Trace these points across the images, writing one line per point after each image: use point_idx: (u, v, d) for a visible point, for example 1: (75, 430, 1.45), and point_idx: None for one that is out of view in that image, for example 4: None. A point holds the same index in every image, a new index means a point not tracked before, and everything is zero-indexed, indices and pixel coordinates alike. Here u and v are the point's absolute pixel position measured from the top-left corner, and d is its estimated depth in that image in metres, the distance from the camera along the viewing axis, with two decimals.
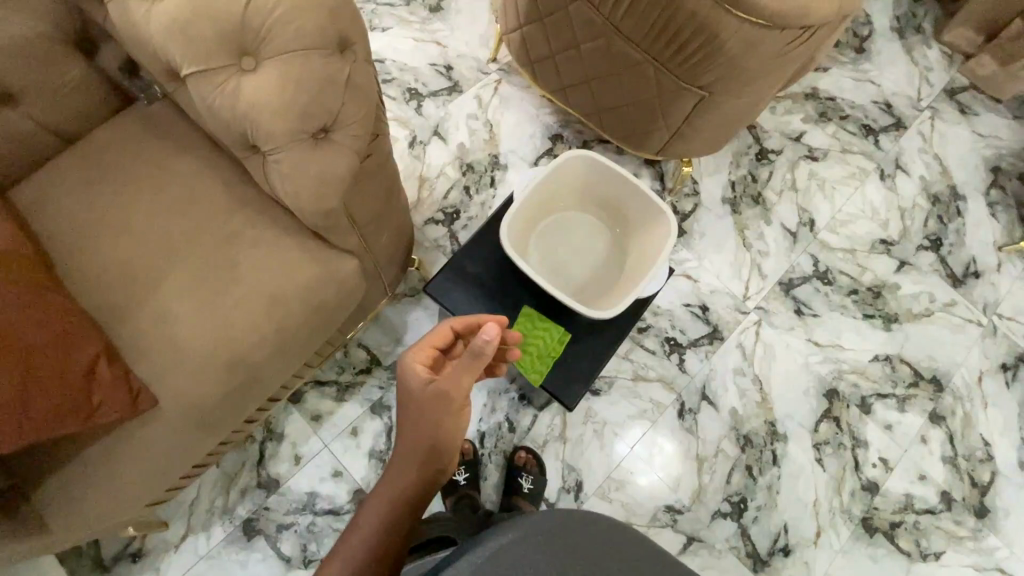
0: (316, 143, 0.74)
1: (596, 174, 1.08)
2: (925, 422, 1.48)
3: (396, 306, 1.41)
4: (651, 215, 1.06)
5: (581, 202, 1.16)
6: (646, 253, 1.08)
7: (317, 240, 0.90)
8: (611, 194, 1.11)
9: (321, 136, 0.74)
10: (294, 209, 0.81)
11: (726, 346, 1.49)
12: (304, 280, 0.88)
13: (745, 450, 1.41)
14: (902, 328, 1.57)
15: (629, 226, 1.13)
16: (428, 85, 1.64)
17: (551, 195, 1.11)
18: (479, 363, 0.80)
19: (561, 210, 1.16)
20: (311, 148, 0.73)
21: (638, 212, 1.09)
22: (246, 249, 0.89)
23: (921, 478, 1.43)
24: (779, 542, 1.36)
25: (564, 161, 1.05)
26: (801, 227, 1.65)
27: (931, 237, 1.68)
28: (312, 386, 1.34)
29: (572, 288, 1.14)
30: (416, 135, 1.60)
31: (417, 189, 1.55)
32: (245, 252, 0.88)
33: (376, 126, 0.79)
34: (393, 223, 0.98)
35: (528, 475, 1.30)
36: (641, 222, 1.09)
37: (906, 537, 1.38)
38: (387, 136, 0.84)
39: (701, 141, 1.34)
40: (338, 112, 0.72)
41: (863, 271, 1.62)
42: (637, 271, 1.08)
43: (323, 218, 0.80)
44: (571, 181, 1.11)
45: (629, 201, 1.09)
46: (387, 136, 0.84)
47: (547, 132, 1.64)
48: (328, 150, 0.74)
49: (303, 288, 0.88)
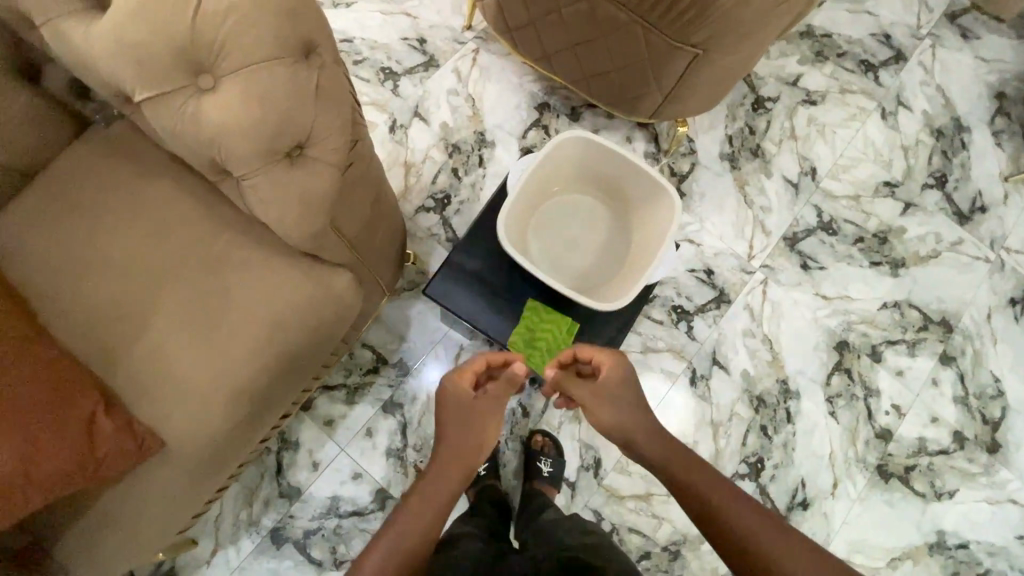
0: (292, 164, 0.68)
1: (593, 155, 1.03)
2: (936, 365, 1.49)
3: (396, 303, 1.38)
4: (653, 195, 1.02)
5: (578, 185, 1.10)
6: (650, 236, 1.03)
7: (307, 257, 0.85)
8: (610, 174, 1.05)
9: (296, 156, 0.68)
10: (278, 231, 0.76)
11: (733, 308, 1.47)
12: (298, 300, 0.84)
13: (759, 411, 1.41)
14: (909, 273, 1.55)
15: (631, 207, 1.08)
16: (402, 63, 1.55)
17: (546, 180, 1.05)
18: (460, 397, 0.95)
19: (557, 194, 1.10)
20: (287, 168, 0.68)
21: (638, 191, 1.04)
22: (235, 274, 0.84)
23: (933, 421, 1.45)
24: (798, 497, 1.37)
25: (558, 143, 1.00)
26: (803, 176, 1.60)
27: (935, 174, 1.64)
28: (321, 392, 1.32)
29: (575, 277, 1.09)
30: (396, 119, 1.51)
31: (403, 176, 1.48)
32: (232, 277, 0.84)
33: (356, 135, 0.74)
34: (383, 229, 0.94)
35: (546, 458, 1.30)
36: (642, 202, 1.04)
37: (921, 479, 1.41)
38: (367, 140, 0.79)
39: (696, 101, 1.27)
40: (310, 128, 0.66)
41: (868, 218, 1.58)
42: (640, 256, 1.04)
43: (310, 239, 0.76)
44: (567, 163, 1.05)
45: (627, 180, 1.04)
46: (366, 143, 0.78)
47: (533, 101, 1.56)
48: (307, 172, 0.69)
49: (297, 310, 0.84)
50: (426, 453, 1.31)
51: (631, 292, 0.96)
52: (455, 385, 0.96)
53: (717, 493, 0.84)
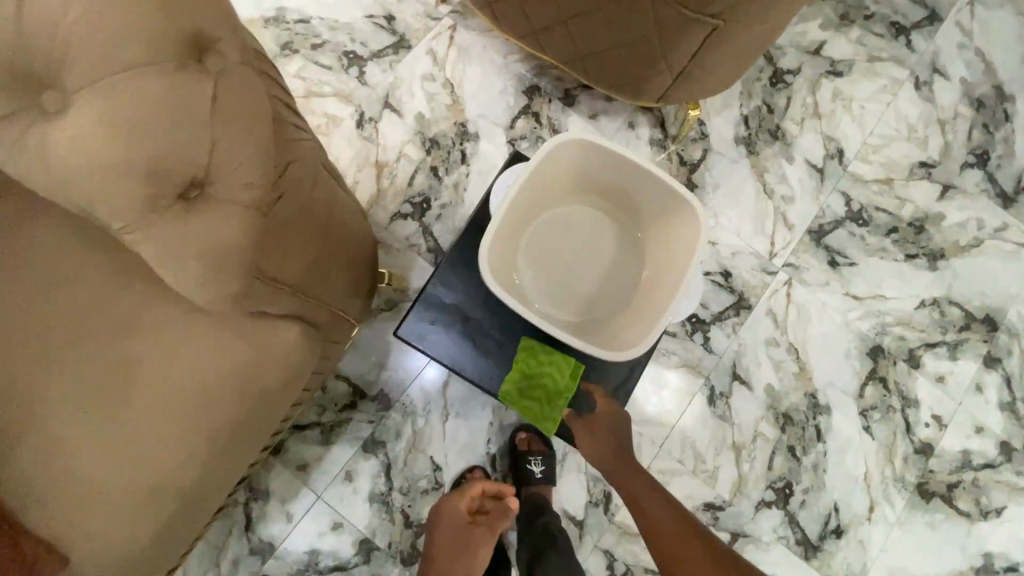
0: (190, 208, 0.51)
1: (594, 161, 0.85)
2: (979, 369, 1.34)
3: (373, 327, 1.21)
4: (668, 208, 0.85)
5: (576, 195, 0.92)
6: (666, 257, 0.87)
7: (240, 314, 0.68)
8: (615, 182, 0.88)
9: (195, 196, 0.52)
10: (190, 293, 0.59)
11: (755, 315, 1.31)
12: (231, 370, 0.68)
13: (786, 430, 1.27)
14: (949, 266, 1.38)
15: (640, 220, 0.91)
16: (368, 45, 1.34)
17: (537, 194, 0.88)
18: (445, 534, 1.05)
19: (551, 207, 0.92)
20: (183, 214, 0.51)
21: (649, 202, 0.88)
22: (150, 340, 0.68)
23: (977, 432, 1.31)
24: (830, 524, 1.24)
25: (552, 151, 0.82)
26: (829, 160, 1.41)
27: (976, 151, 1.46)
28: (292, 433, 1.17)
29: (576, 304, 0.93)
30: (364, 111, 1.31)
31: (375, 178, 1.28)
32: (148, 343, 0.68)
33: (283, 160, 0.57)
34: (336, 263, 0.78)
35: (536, 457, 1.16)
36: (655, 209, 0.88)
37: (965, 497, 1.28)
38: (300, 164, 0.62)
39: (711, 81, 1.08)
40: (207, 159, 0.49)
41: (903, 204, 1.41)
42: (654, 282, 0.88)
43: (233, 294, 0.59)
44: (562, 171, 0.87)
45: (634, 185, 0.86)
46: (298, 168, 0.61)
47: (521, 85, 1.36)
48: (213, 217, 0.52)
49: (231, 382, 0.68)
50: (414, 497, 1.16)
51: (651, 327, 0.81)
52: (453, 505, 1.08)
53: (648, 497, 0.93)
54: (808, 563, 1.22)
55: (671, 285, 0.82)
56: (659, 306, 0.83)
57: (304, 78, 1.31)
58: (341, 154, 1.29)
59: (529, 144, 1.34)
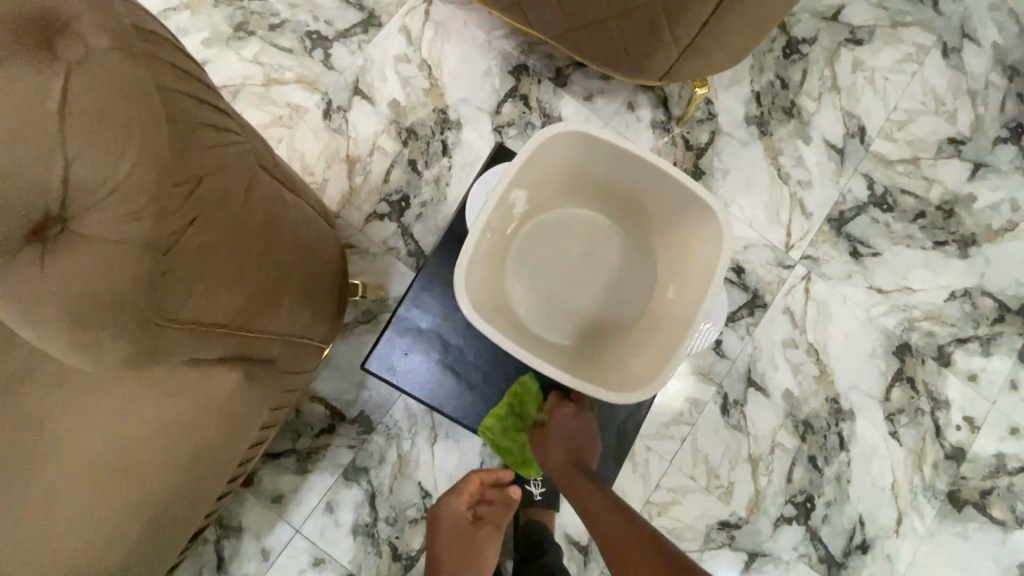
0: (49, 252, 0.40)
1: (595, 161, 0.76)
2: (1014, 365, 1.23)
3: (350, 342, 1.09)
4: (680, 216, 0.76)
5: (573, 201, 0.83)
6: (680, 272, 0.77)
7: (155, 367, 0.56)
8: (619, 187, 0.79)
9: (56, 237, 0.40)
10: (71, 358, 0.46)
11: (770, 314, 1.19)
12: (157, 426, 0.59)
13: (806, 438, 1.16)
14: (981, 252, 1.26)
15: (647, 231, 0.82)
16: (333, 24, 1.19)
17: (528, 197, 0.78)
18: (448, 537, 0.95)
19: (544, 214, 0.82)
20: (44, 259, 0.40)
21: (658, 209, 0.78)
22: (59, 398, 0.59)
23: (1012, 433, 1.20)
24: (855, 538, 1.15)
25: (547, 146, 0.73)
26: (849, 139, 1.28)
27: (1010, 125, 1.32)
28: (265, 462, 1.06)
29: (574, 326, 0.82)
30: (332, 99, 1.17)
31: (346, 175, 1.15)
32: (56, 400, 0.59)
33: (191, 174, 0.44)
34: (285, 285, 0.66)
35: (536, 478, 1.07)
36: (661, 210, 0.78)
37: (1000, 504, 1.18)
38: (221, 174, 0.49)
39: (722, 55, 0.94)
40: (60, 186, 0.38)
41: (931, 186, 1.28)
42: (665, 301, 0.78)
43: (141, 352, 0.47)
44: (557, 171, 0.79)
45: (637, 182, 0.77)
46: (217, 180, 0.48)
47: (506, 65, 1.22)
48: (83, 261, 0.40)
49: (161, 438, 0.59)
50: (401, 528, 1.06)
51: (668, 345, 0.71)
52: (451, 506, 0.97)
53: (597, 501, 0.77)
54: None
55: (688, 304, 0.73)
56: (677, 331, 0.72)
57: (263, 63, 1.17)
58: (307, 149, 1.15)
59: (518, 131, 1.20)
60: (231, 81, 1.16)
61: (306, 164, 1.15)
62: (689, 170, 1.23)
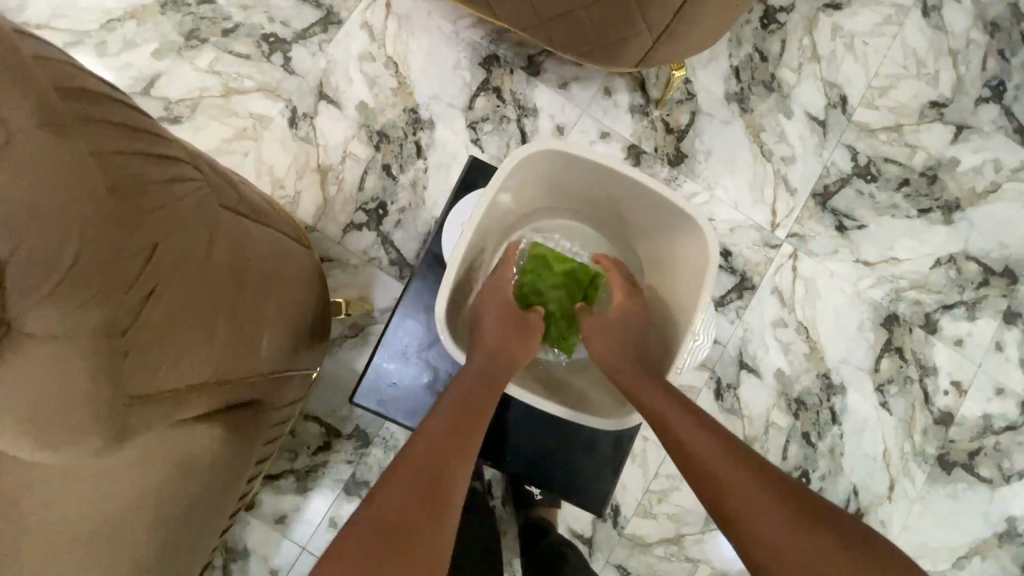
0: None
1: (582, 177, 0.80)
2: (1000, 326, 1.24)
3: (339, 358, 1.08)
4: (662, 229, 0.81)
5: (562, 207, 0.88)
6: (664, 284, 0.83)
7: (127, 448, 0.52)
8: (607, 199, 0.83)
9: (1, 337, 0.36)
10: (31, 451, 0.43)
11: (759, 296, 1.19)
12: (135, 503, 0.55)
13: (799, 415, 1.18)
14: (965, 216, 1.26)
15: (632, 239, 0.88)
16: (290, 24, 1.13)
17: (516, 205, 0.83)
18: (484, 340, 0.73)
19: (534, 219, 0.89)
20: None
21: (644, 222, 0.84)
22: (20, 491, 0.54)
23: (998, 393, 1.23)
24: (849, 508, 1.18)
25: (535, 161, 0.76)
26: (831, 110, 1.25)
27: (991, 83, 1.30)
28: (265, 484, 1.06)
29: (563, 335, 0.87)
30: (296, 106, 1.12)
31: (319, 186, 1.11)
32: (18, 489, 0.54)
33: (142, 246, 0.42)
34: (262, 325, 0.63)
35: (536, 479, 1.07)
36: (643, 223, 0.83)
37: (987, 463, 1.21)
38: (177, 234, 0.47)
39: (698, 38, 0.90)
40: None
41: (914, 153, 1.26)
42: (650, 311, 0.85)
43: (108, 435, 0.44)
44: (540, 185, 0.82)
45: (619, 197, 0.81)
46: (170, 243, 0.45)
47: (475, 56, 1.17)
48: (36, 358, 0.37)
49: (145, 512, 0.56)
50: None
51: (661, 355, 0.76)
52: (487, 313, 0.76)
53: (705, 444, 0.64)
54: None
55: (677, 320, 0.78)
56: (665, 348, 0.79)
57: (219, 72, 1.11)
58: (275, 161, 1.11)
59: (492, 126, 1.16)
60: (187, 94, 1.10)
61: (275, 177, 1.10)
62: (671, 154, 1.20)
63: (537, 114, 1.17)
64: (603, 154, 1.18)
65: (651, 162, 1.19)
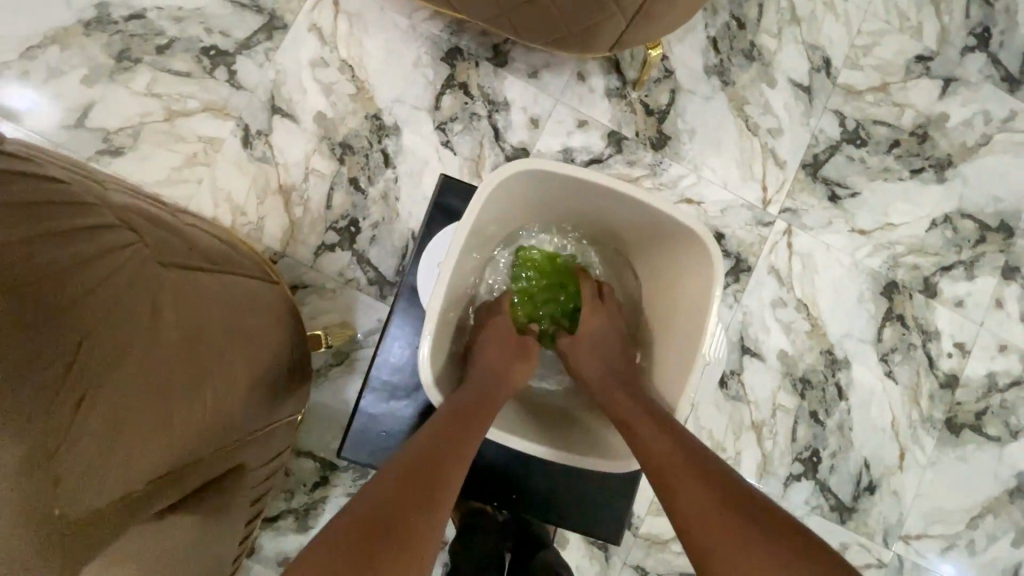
0: None
1: (567, 192, 0.75)
2: (999, 283, 1.22)
3: (326, 388, 1.02)
4: (658, 240, 0.78)
5: (556, 224, 0.84)
6: (667, 303, 0.78)
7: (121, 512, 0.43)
8: (601, 214, 0.79)
9: None
10: None
11: (756, 277, 1.15)
12: None
13: (806, 395, 1.16)
14: (958, 173, 1.22)
15: (632, 255, 0.84)
16: (231, 34, 1.03)
17: (504, 225, 0.78)
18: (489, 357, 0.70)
19: (525, 237, 0.84)
20: None
21: (643, 237, 0.79)
22: None
23: (1001, 350, 1.22)
24: (862, 482, 1.16)
25: (520, 181, 0.71)
26: (814, 74, 1.19)
27: (977, 30, 1.25)
28: (263, 527, 1.01)
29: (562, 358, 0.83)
30: (248, 124, 1.03)
31: (283, 208, 1.03)
32: None
33: (52, 347, 0.38)
34: (237, 388, 0.58)
35: None
36: (637, 233, 0.79)
37: (994, 421, 1.21)
38: (101, 323, 0.41)
39: (674, 16, 0.84)
40: None
41: (902, 112, 1.22)
42: (654, 331, 0.80)
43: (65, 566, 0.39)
44: (522, 204, 0.78)
45: (609, 209, 0.77)
46: (90, 337, 0.40)
47: (437, 51, 1.09)
48: None
49: None
50: None
51: (674, 374, 0.73)
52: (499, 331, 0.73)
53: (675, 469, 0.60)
54: (845, 526, 1.15)
55: (684, 343, 0.72)
56: (670, 367, 0.74)
57: (159, 95, 1.01)
58: (233, 186, 1.02)
59: (463, 126, 1.09)
60: (127, 122, 1.00)
61: (236, 204, 1.02)
62: (653, 137, 1.13)
63: (508, 107, 1.10)
64: (583, 144, 1.12)
65: (634, 148, 1.13)
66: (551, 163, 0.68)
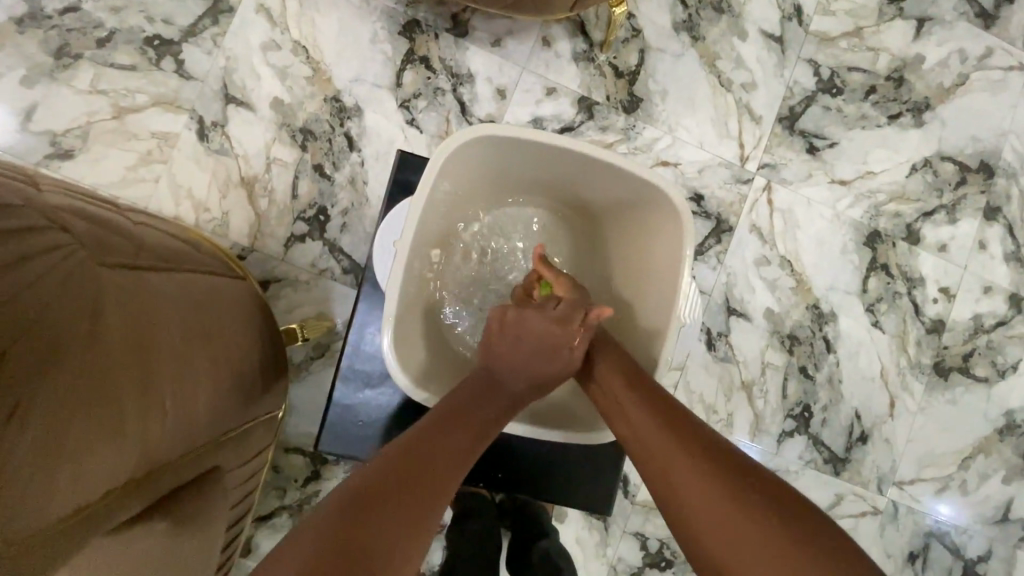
0: None
1: (530, 160, 0.73)
2: (981, 225, 1.21)
3: (309, 382, 1.00)
4: (627, 206, 0.76)
5: (524, 197, 0.81)
6: (642, 268, 0.76)
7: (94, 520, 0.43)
8: (568, 182, 0.77)
9: None
10: None
11: (738, 237, 1.13)
12: None
13: (794, 351, 1.15)
14: (936, 116, 1.20)
15: (602, 224, 0.82)
16: (174, 22, 0.98)
17: (466, 199, 0.76)
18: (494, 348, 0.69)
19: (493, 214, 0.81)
20: None
21: (613, 202, 0.77)
22: None
23: (986, 292, 1.22)
24: (854, 433, 1.17)
25: (477, 149, 0.69)
26: (786, 23, 1.16)
27: None
28: (257, 526, 0.99)
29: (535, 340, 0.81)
30: (202, 116, 0.99)
31: (247, 201, 1.00)
32: None
33: None
34: (200, 390, 0.56)
35: None
36: (605, 199, 0.77)
37: (982, 363, 1.21)
38: (28, 331, 0.39)
39: None
40: None
41: (878, 56, 1.19)
42: (628, 298, 0.78)
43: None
44: (483, 175, 0.75)
45: (575, 177, 0.75)
46: (16, 345, 0.38)
47: (393, 25, 1.04)
48: None
49: None
50: None
51: (650, 342, 0.72)
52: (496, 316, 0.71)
53: (661, 436, 0.59)
54: (840, 477, 1.16)
55: (659, 309, 0.72)
56: (646, 335, 0.73)
57: (104, 91, 0.96)
58: (192, 182, 0.98)
59: (427, 102, 1.05)
60: (73, 122, 0.95)
61: (197, 201, 0.98)
62: (625, 100, 1.10)
63: (472, 79, 1.06)
64: (553, 113, 1.08)
65: (605, 113, 1.10)
66: (510, 129, 0.66)
